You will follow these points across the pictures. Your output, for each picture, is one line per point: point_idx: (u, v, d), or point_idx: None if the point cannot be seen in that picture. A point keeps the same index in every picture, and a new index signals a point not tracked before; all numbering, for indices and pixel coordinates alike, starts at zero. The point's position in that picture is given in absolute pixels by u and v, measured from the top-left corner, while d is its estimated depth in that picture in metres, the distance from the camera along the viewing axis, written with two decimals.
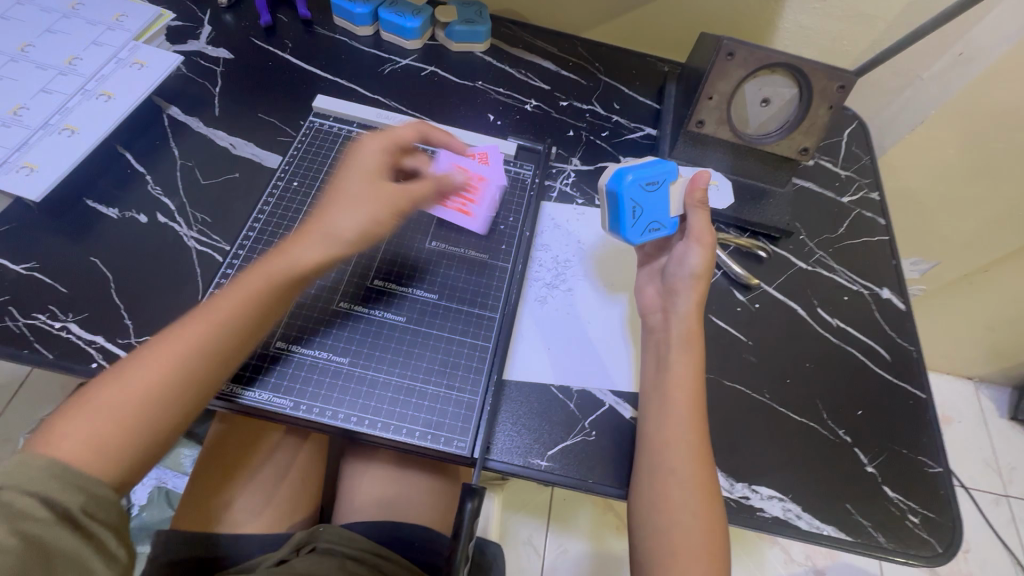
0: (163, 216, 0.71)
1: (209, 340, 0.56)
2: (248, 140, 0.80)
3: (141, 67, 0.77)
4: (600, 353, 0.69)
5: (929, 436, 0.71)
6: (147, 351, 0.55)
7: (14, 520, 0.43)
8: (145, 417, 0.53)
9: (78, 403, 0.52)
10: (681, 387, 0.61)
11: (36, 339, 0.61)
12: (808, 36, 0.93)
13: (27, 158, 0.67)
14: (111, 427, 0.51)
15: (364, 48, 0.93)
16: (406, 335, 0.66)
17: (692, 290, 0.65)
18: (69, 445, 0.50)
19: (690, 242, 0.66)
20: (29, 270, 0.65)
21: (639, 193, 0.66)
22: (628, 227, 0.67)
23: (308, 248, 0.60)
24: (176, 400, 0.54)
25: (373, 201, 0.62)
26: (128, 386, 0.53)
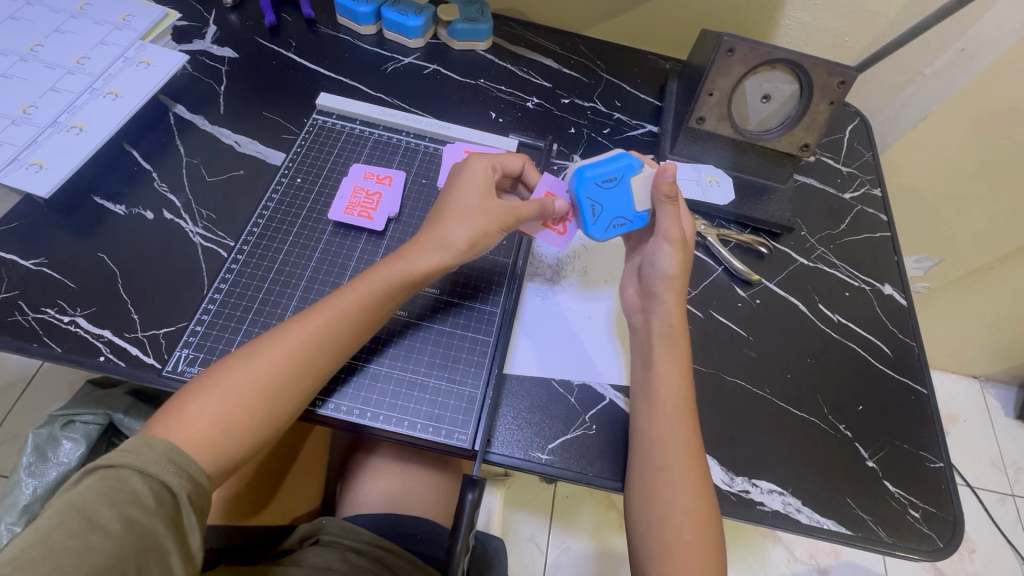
0: (169, 213, 0.72)
1: (325, 338, 0.58)
2: (253, 138, 0.80)
3: (148, 66, 0.78)
4: (599, 347, 0.70)
5: (930, 431, 0.71)
6: (264, 345, 0.57)
7: (126, 501, 0.46)
8: (255, 409, 0.54)
9: (195, 390, 0.54)
10: (667, 386, 0.62)
11: (45, 333, 0.62)
12: (809, 32, 0.93)
13: (37, 156, 0.68)
14: (210, 426, 0.53)
15: (367, 46, 0.94)
16: (409, 332, 0.67)
17: (669, 290, 0.65)
18: (187, 432, 0.52)
19: (660, 241, 0.66)
20: (38, 265, 0.66)
21: (597, 190, 0.68)
22: (589, 224, 0.69)
23: (425, 253, 0.62)
24: (286, 395, 0.56)
25: (479, 210, 0.63)
26: (204, 407, 0.53)
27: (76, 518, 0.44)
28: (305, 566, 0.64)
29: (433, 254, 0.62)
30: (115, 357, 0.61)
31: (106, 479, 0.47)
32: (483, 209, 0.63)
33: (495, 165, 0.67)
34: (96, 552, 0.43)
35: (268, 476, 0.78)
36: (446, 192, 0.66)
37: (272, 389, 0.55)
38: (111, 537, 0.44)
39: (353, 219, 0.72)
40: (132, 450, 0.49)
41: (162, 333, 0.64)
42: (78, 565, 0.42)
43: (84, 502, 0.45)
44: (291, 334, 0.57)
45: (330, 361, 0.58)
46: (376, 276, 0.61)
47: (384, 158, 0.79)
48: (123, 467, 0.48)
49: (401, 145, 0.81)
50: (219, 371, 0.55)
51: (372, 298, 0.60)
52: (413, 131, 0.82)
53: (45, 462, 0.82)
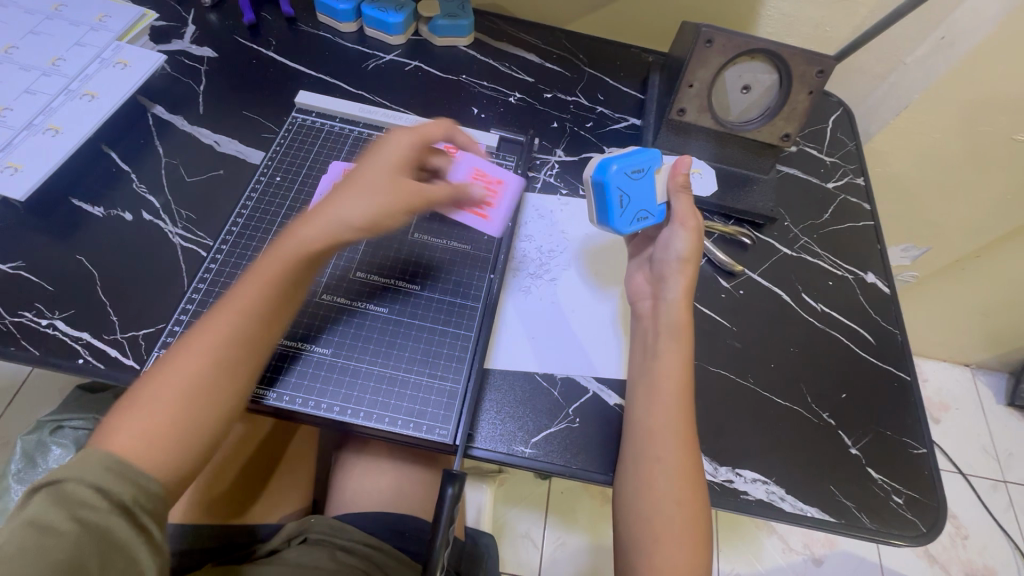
0: (148, 214, 0.72)
1: (237, 334, 0.56)
2: (233, 137, 0.80)
3: (125, 66, 0.77)
4: (589, 340, 0.70)
5: (914, 418, 0.72)
6: (178, 354, 0.55)
7: (76, 504, 0.46)
8: (181, 418, 0.53)
9: (118, 416, 0.52)
10: (667, 377, 0.62)
11: (23, 336, 0.62)
12: (790, 23, 0.94)
13: (12, 158, 0.67)
14: (141, 442, 0.51)
15: (348, 44, 0.93)
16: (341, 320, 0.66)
17: (681, 274, 0.66)
18: (118, 452, 0.50)
19: (676, 225, 0.67)
20: (16, 269, 0.66)
21: (625, 180, 0.66)
22: (616, 217, 0.67)
23: (320, 227, 0.59)
24: (211, 399, 0.54)
25: (389, 186, 0.60)
26: (132, 426, 0.51)
27: (23, 527, 0.44)
28: (291, 565, 0.64)
29: (339, 224, 0.58)
30: (94, 360, 0.61)
31: (50, 489, 0.46)
32: (376, 184, 0.60)
33: (417, 136, 0.64)
34: (51, 553, 0.43)
35: (256, 476, 0.77)
36: (355, 167, 0.63)
37: (197, 393, 0.54)
38: (67, 537, 0.44)
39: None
40: (72, 465, 0.48)
41: (142, 335, 0.63)
42: (39, 564, 0.42)
43: (31, 512, 0.45)
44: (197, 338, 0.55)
45: (246, 356, 0.57)
46: (276, 258, 0.59)
47: (365, 155, 0.79)
48: (64, 481, 0.47)
49: (381, 142, 0.81)
50: (140, 392, 0.54)
51: (277, 282, 0.58)
52: (394, 128, 0.82)
53: (32, 468, 0.82)
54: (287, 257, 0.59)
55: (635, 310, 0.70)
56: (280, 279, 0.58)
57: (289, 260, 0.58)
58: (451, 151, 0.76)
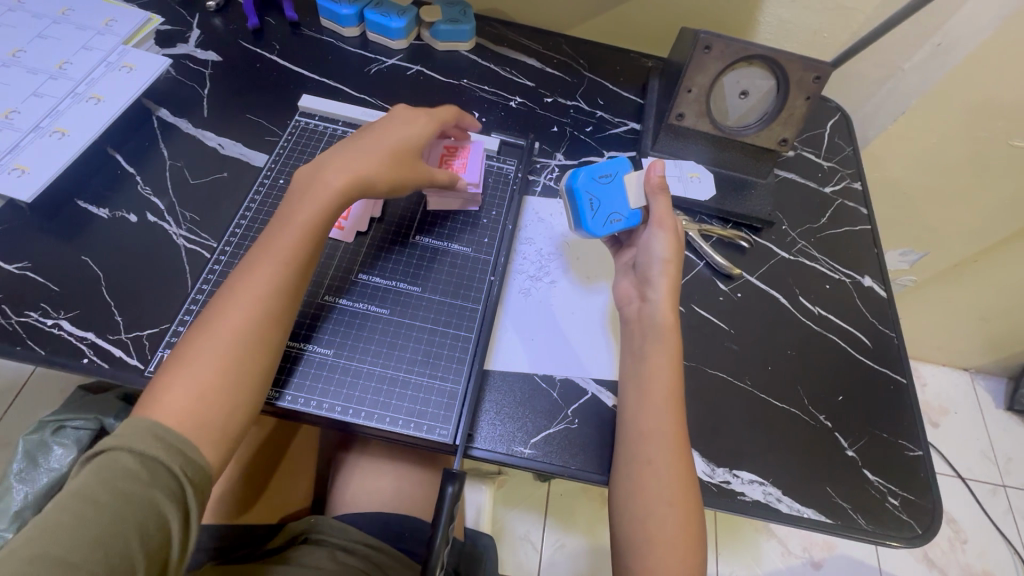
0: (152, 215, 0.73)
1: (272, 285, 0.58)
2: (236, 140, 0.81)
3: (131, 70, 0.78)
4: (582, 343, 0.71)
5: (910, 420, 0.72)
6: (224, 307, 0.57)
7: (118, 477, 0.46)
8: (230, 369, 0.54)
9: (168, 372, 0.54)
10: (656, 378, 0.62)
11: (28, 336, 0.62)
12: (788, 30, 0.95)
13: (19, 160, 0.68)
14: (196, 396, 0.53)
15: (351, 48, 0.94)
16: (368, 287, 0.70)
17: (664, 275, 0.66)
18: (171, 409, 0.51)
19: (654, 228, 0.67)
20: (21, 269, 0.66)
21: (594, 186, 0.71)
22: (587, 218, 0.70)
23: (333, 183, 0.63)
24: (257, 349, 0.56)
25: (382, 149, 0.66)
26: (185, 382, 0.53)
27: (74, 501, 0.45)
28: (292, 565, 0.65)
29: (348, 181, 0.63)
30: (99, 359, 0.62)
31: (100, 461, 0.47)
32: (377, 146, 0.67)
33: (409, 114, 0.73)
34: (93, 527, 0.44)
35: (257, 478, 0.78)
36: (359, 133, 0.69)
37: (242, 345, 0.55)
38: (105, 511, 0.45)
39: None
40: (126, 432, 0.49)
41: (146, 335, 0.64)
42: (74, 539, 0.43)
43: (82, 485, 0.46)
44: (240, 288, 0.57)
45: (286, 304, 0.59)
46: (310, 207, 0.62)
47: None
48: (117, 449, 0.48)
49: None
50: (186, 348, 0.55)
51: (303, 231, 0.61)
52: None
53: (36, 467, 0.82)
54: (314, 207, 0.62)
55: (622, 315, 0.70)
56: (305, 233, 0.61)
57: (315, 206, 0.62)
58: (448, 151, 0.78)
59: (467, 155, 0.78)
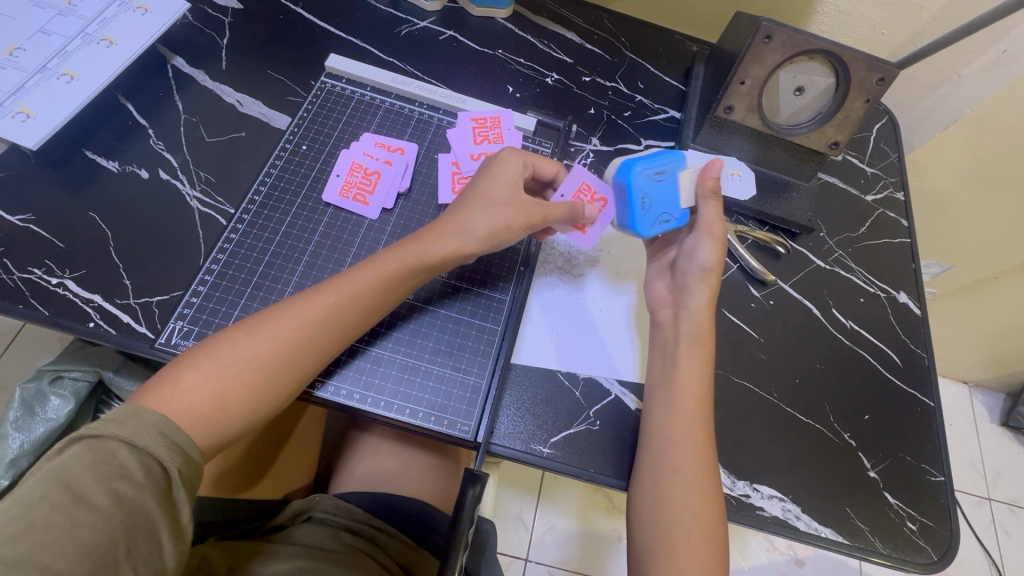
0: (165, 173, 0.68)
1: (331, 320, 0.56)
2: (256, 98, 0.76)
3: (146, 12, 0.72)
4: (609, 341, 0.68)
5: (934, 444, 0.70)
6: (269, 324, 0.54)
7: (114, 475, 0.44)
8: (256, 385, 0.53)
9: (191, 359, 0.52)
10: (688, 387, 0.60)
11: (32, 294, 0.59)
12: (846, 22, 0.90)
13: (23, 103, 0.63)
14: (207, 398, 0.51)
15: (380, 6, 0.88)
16: (424, 316, 0.65)
17: (704, 284, 0.63)
18: (180, 402, 0.50)
19: (701, 235, 0.63)
20: (25, 221, 0.62)
21: (646, 182, 0.65)
22: (636, 218, 0.65)
23: (446, 237, 0.60)
24: (288, 377, 0.54)
25: (509, 207, 0.60)
26: (200, 380, 0.51)
27: (61, 493, 0.42)
28: (297, 544, 0.63)
29: (454, 238, 0.60)
30: (105, 324, 0.59)
31: (93, 450, 0.44)
32: (511, 205, 0.60)
33: (528, 165, 0.64)
34: (84, 529, 0.41)
35: (264, 453, 0.76)
36: (476, 179, 0.63)
37: (270, 368, 0.53)
38: (98, 513, 0.42)
39: (351, 206, 0.67)
40: (119, 419, 0.47)
41: (155, 302, 0.61)
42: (63, 542, 0.40)
43: (69, 474, 0.43)
44: (298, 313, 0.55)
45: (335, 343, 0.56)
46: (398, 257, 0.59)
47: (395, 129, 0.74)
48: (107, 437, 0.45)
49: (413, 116, 0.76)
50: (217, 343, 0.53)
51: (382, 281, 0.58)
52: (427, 102, 0.77)
53: (35, 416, 0.75)
54: (406, 259, 0.59)
55: (654, 320, 0.67)
56: (383, 280, 0.58)
57: (409, 262, 0.59)
58: (480, 125, 0.74)
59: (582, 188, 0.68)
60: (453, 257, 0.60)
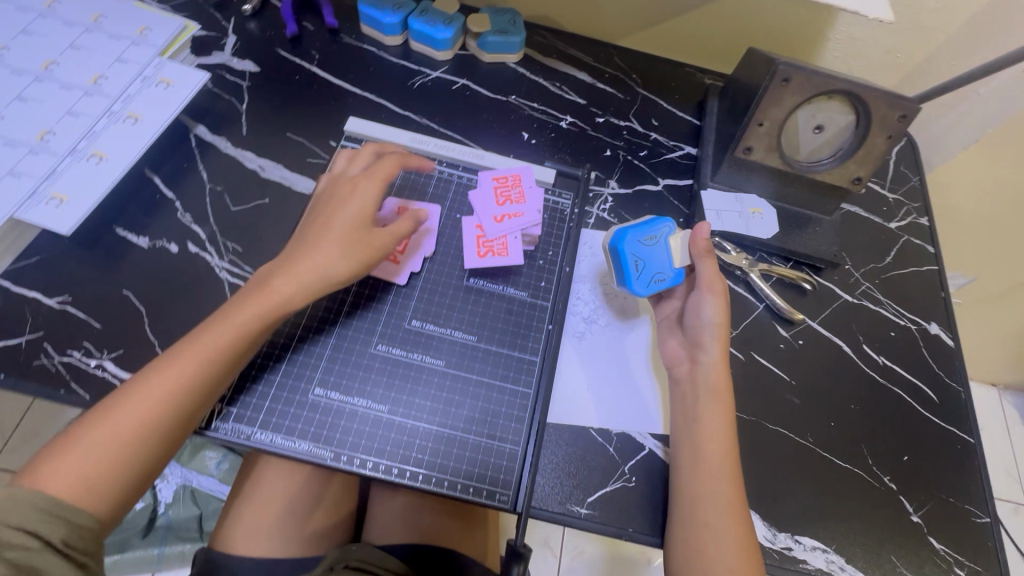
0: (194, 245, 0.69)
1: (192, 379, 0.54)
2: (277, 162, 0.77)
3: (167, 86, 0.74)
4: (625, 392, 0.67)
5: (977, 483, 0.69)
6: (136, 387, 0.53)
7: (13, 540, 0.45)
8: (129, 452, 0.51)
9: (81, 432, 0.51)
10: (712, 440, 0.59)
11: (72, 378, 0.60)
12: (859, 48, 0.90)
13: (56, 188, 0.65)
14: (88, 471, 0.50)
15: (393, 58, 0.90)
16: (446, 376, 0.63)
17: (716, 341, 0.64)
18: (63, 481, 0.49)
19: (703, 292, 0.65)
20: (62, 304, 0.64)
21: (640, 247, 0.67)
22: (632, 279, 0.67)
23: (306, 283, 0.59)
24: (159, 441, 0.53)
25: (361, 241, 0.61)
26: (84, 455, 0.50)
27: None
28: None
29: (296, 292, 0.59)
30: None
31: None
32: (362, 240, 0.62)
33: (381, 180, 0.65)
34: None
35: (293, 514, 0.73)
36: (332, 207, 0.63)
37: (138, 435, 0.52)
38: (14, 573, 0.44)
39: (377, 273, 0.67)
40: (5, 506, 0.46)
41: None
42: None
43: None
44: (166, 375, 0.54)
45: (203, 402, 0.55)
46: (252, 307, 0.57)
47: (417, 190, 0.75)
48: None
49: (433, 176, 0.77)
50: (101, 414, 0.52)
51: (243, 332, 0.57)
52: (446, 161, 0.78)
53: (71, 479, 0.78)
54: (263, 309, 0.58)
55: (670, 375, 0.66)
56: (238, 333, 0.56)
57: (264, 311, 0.58)
58: (500, 185, 0.73)
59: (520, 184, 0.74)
60: (291, 305, 0.59)
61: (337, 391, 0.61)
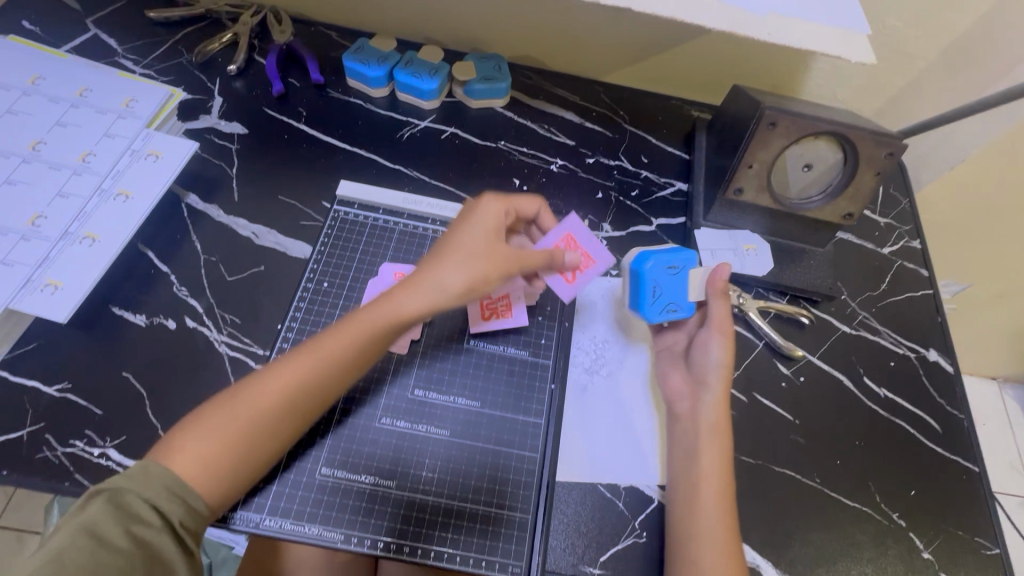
0: (191, 320, 0.69)
1: (308, 384, 0.56)
2: (270, 227, 0.77)
3: (157, 158, 0.74)
4: (631, 431, 0.67)
5: (984, 514, 0.69)
6: (259, 379, 0.56)
7: (132, 519, 0.48)
8: (242, 444, 0.53)
9: (202, 417, 0.54)
10: (709, 479, 0.59)
11: (76, 470, 0.60)
12: (841, 76, 0.91)
13: (50, 275, 0.64)
14: (205, 456, 0.52)
15: (380, 110, 0.90)
16: (446, 442, 0.63)
17: (719, 381, 0.64)
18: (183, 462, 0.51)
19: (713, 332, 0.66)
20: (63, 391, 0.63)
21: (659, 275, 0.69)
22: (646, 304, 0.69)
23: (421, 298, 0.58)
24: (269, 437, 0.55)
25: (482, 256, 0.60)
26: (201, 441, 0.52)
27: (85, 538, 0.45)
28: None
29: (411, 305, 0.58)
30: None
31: (111, 502, 0.48)
32: (481, 255, 0.60)
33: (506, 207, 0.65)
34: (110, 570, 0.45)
35: None
36: (453, 228, 0.63)
37: (253, 430, 0.54)
38: (121, 555, 0.46)
39: None
40: (134, 474, 0.50)
41: None
42: None
43: (95, 522, 0.46)
44: (286, 373, 0.56)
45: (311, 406, 0.57)
46: (372, 318, 0.59)
47: (412, 252, 0.75)
48: (122, 489, 0.49)
49: (427, 236, 0.77)
50: (220, 404, 0.54)
51: (359, 344, 0.58)
52: (439, 219, 0.78)
53: None
54: (379, 321, 0.58)
55: (673, 412, 0.67)
56: (356, 345, 0.58)
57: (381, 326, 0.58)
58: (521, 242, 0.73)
59: (570, 241, 0.69)
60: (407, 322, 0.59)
61: (343, 469, 0.61)
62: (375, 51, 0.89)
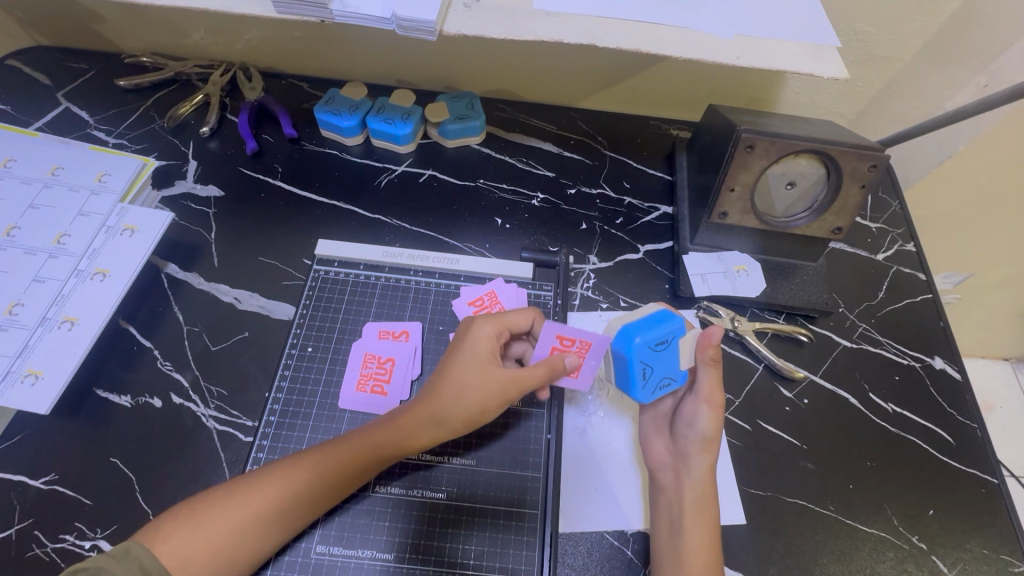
0: (178, 396, 0.68)
1: (303, 498, 0.56)
2: (253, 291, 0.76)
3: (132, 233, 0.73)
4: (612, 491, 0.65)
5: (1008, 528, 0.67)
6: (249, 484, 0.55)
7: None
8: (229, 546, 0.53)
9: (190, 511, 0.53)
10: (697, 556, 0.56)
11: (67, 566, 0.58)
12: (817, 83, 0.89)
13: (31, 364, 0.63)
14: (190, 555, 0.51)
15: (355, 158, 0.89)
16: (423, 531, 0.61)
17: (704, 454, 0.61)
18: (169, 557, 0.51)
19: (700, 403, 0.62)
20: (50, 483, 0.62)
21: (648, 353, 0.61)
22: (638, 388, 0.62)
23: (426, 430, 0.59)
24: (258, 541, 0.54)
25: (481, 386, 0.58)
26: (188, 539, 0.51)
27: None
28: None
29: (416, 435, 0.59)
30: None
31: None
32: (481, 384, 0.58)
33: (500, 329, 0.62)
34: None
35: None
36: (450, 351, 0.62)
37: (241, 533, 0.53)
38: None
39: (366, 407, 0.67)
40: (118, 557, 0.50)
41: None
42: None
43: None
44: (281, 483, 0.55)
45: (304, 514, 0.56)
46: (372, 437, 0.59)
47: (396, 307, 0.74)
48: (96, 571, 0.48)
49: (410, 288, 0.76)
50: (207, 501, 0.54)
51: (360, 468, 0.58)
52: (421, 269, 0.78)
53: None
54: (380, 446, 0.58)
55: (655, 480, 0.63)
56: (358, 465, 0.58)
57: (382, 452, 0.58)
58: (478, 307, 0.74)
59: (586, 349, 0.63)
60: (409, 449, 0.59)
61: (340, 547, 0.59)
62: (347, 100, 0.89)
